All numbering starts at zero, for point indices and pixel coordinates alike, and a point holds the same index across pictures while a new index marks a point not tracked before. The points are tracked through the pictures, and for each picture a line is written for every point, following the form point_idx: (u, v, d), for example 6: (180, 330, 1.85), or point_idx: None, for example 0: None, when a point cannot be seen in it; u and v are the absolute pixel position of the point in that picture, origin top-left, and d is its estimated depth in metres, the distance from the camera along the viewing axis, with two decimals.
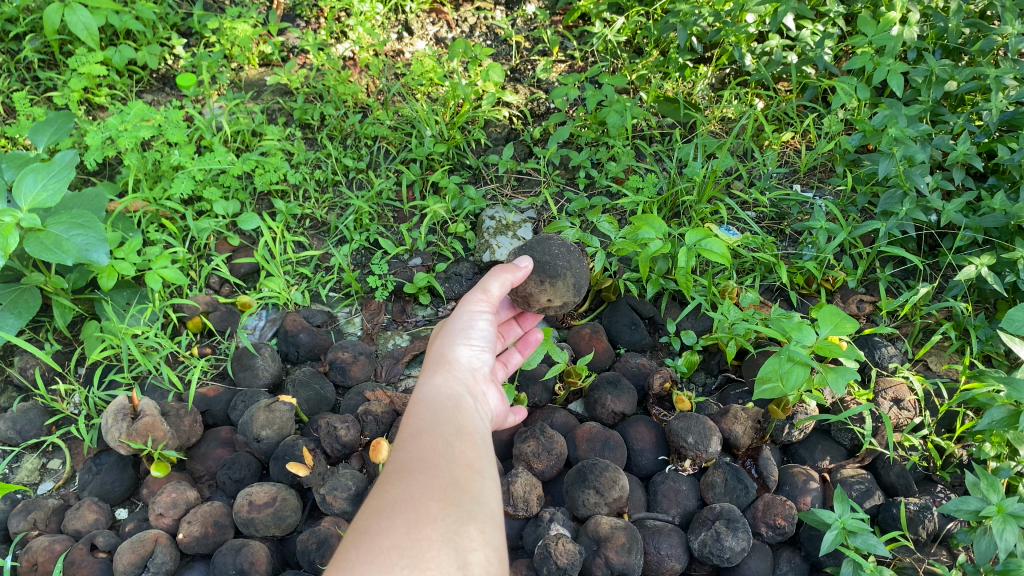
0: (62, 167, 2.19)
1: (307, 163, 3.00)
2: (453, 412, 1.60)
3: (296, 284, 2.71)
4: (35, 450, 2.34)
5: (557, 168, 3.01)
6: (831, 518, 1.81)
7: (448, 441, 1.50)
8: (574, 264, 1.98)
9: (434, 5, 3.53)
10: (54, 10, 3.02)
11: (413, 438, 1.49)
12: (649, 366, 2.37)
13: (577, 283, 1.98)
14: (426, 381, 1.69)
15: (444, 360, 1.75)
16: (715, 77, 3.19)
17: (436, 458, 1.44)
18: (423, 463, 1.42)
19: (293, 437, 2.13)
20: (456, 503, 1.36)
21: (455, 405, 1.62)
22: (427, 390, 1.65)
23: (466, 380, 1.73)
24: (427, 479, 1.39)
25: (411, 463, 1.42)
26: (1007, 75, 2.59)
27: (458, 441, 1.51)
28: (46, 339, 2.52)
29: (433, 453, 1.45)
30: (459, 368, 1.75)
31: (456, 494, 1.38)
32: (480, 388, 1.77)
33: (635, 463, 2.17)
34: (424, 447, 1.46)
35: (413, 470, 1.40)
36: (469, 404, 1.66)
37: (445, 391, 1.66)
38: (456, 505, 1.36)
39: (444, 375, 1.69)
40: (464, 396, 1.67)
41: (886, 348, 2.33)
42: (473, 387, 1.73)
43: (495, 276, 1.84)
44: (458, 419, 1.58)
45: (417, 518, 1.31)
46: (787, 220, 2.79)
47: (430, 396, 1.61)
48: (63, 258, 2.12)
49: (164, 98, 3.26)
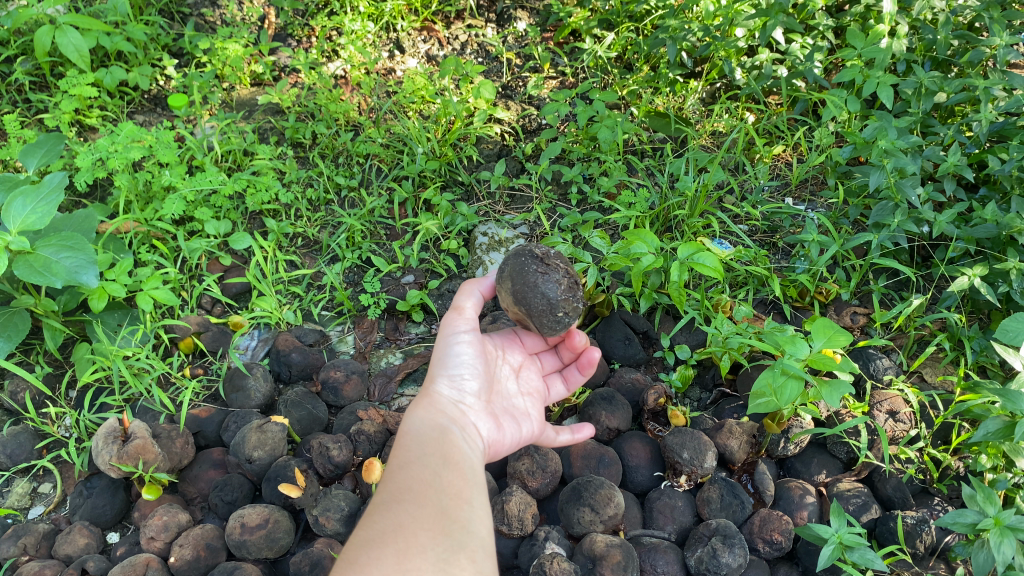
0: (51, 189, 2.19)
1: (298, 181, 3.00)
2: (440, 442, 1.59)
3: (288, 303, 2.70)
4: (25, 474, 2.31)
5: (549, 184, 3.01)
6: (828, 533, 1.79)
7: (435, 472, 1.49)
8: (511, 269, 1.88)
9: (425, 23, 3.55)
10: (45, 33, 3.02)
11: (402, 469, 1.48)
12: (643, 381, 2.35)
13: (511, 289, 1.87)
14: (409, 415, 1.67)
15: (427, 391, 1.73)
16: (706, 92, 3.20)
17: (424, 488, 1.44)
18: (411, 492, 1.42)
19: (285, 458, 2.11)
20: (447, 533, 1.37)
21: (442, 435, 1.61)
22: (411, 422, 1.63)
23: (447, 408, 1.70)
24: (416, 509, 1.39)
25: (399, 493, 1.42)
26: (996, 86, 2.60)
27: (445, 470, 1.51)
28: (37, 362, 2.50)
29: (421, 483, 1.45)
30: (442, 399, 1.72)
31: (446, 523, 1.38)
32: (466, 419, 1.72)
33: (630, 480, 2.15)
34: (412, 477, 1.46)
35: (401, 500, 1.41)
36: (455, 435, 1.63)
37: (427, 421, 1.63)
38: (446, 535, 1.36)
39: (426, 406, 1.67)
40: (447, 427, 1.64)
41: (881, 360, 2.31)
42: (458, 417, 1.70)
43: (460, 292, 1.89)
44: (444, 450, 1.57)
45: (407, 547, 1.31)
46: (780, 232, 2.77)
47: (416, 429, 1.60)
48: (52, 281, 2.11)
49: (156, 118, 3.27)
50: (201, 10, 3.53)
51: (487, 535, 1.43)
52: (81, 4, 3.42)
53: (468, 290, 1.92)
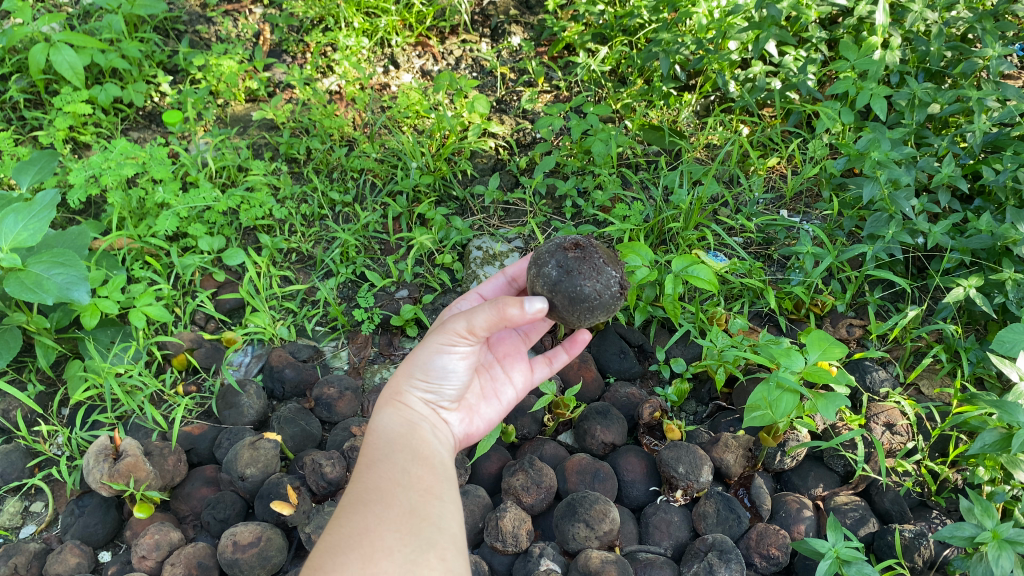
0: (43, 207, 2.18)
1: (293, 197, 3.00)
2: (407, 439, 1.61)
3: (282, 319, 2.69)
4: (16, 493, 2.29)
5: (543, 199, 3.01)
6: (824, 548, 1.77)
7: (404, 469, 1.51)
8: (598, 310, 1.86)
9: (420, 38, 3.56)
10: (39, 50, 3.02)
11: (369, 469, 1.49)
12: (639, 395, 2.34)
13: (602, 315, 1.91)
14: (380, 413, 1.66)
15: (398, 391, 1.70)
16: (700, 105, 3.20)
17: (392, 486, 1.45)
18: (379, 492, 1.43)
19: (278, 475, 2.10)
20: (416, 532, 1.37)
21: (409, 431, 1.63)
22: (381, 420, 1.64)
23: (423, 414, 1.71)
24: (384, 510, 1.39)
25: (367, 494, 1.42)
26: (990, 97, 2.60)
27: (414, 467, 1.52)
28: (29, 379, 2.49)
29: (389, 482, 1.46)
30: (415, 400, 1.71)
31: (415, 522, 1.39)
32: (439, 416, 1.76)
33: (626, 495, 2.13)
34: (381, 476, 1.47)
35: (368, 501, 1.41)
36: (424, 429, 1.67)
37: (400, 424, 1.63)
38: (415, 535, 1.36)
39: (395, 407, 1.66)
40: (418, 423, 1.67)
41: (877, 372, 2.30)
42: (430, 418, 1.72)
43: (481, 318, 1.65)
44: (412, 447, 1.59)
45: (374, 551, 1.31)
46: (775, 245, 2.77)
47: (384, 427, 1.62)
48: (43, 298, 2.10)
49: (150, 135, 3.27)
50: (196, 27, 3.56)
51: (457, 531, 1.44)
52: (77, 22, 3.43)
53: (495, 310, 1.64)
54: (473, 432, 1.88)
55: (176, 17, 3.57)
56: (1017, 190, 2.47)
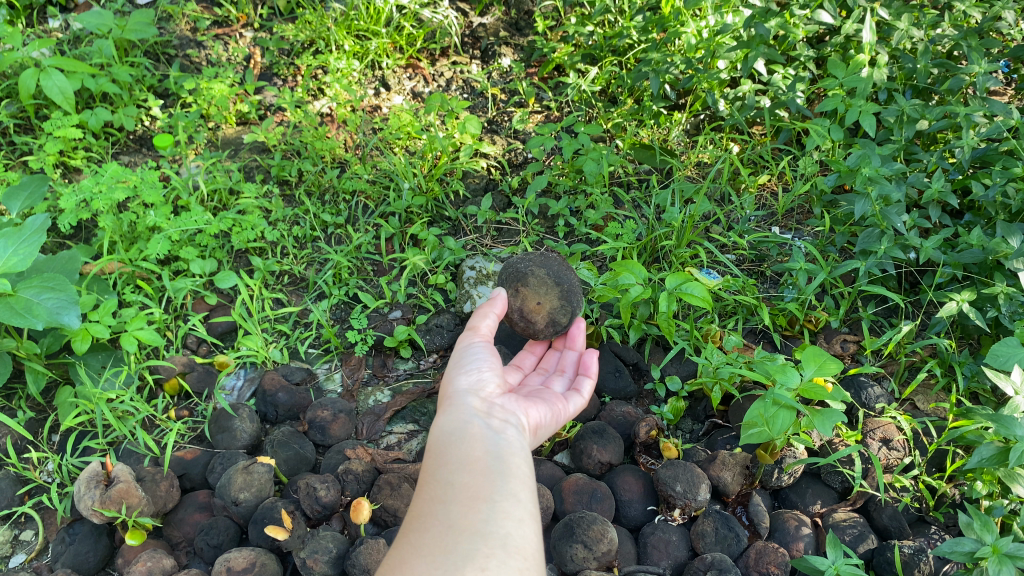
0: (34, 231, 2.17)
1: (284, 220, 3.00)
2: (459, 445, 1.58)
3: (275, 341, 2.68)
4: (5, 521, 2.25)
5: (536, 218, 3.01)
6: (823, 565, 1.78)
7: (449, 481, 1.48)
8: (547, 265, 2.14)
9: (410, 60, 3.58)
10: (30, 76, 3.01)
11: (419, 495, 1.48)
12: (635, 414, 2.33)
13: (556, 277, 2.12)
14: (438, 423, 1.70)
15: (449, 399, 1.76)
16: (690, 123, 3.23)
17: (433, 507, 1.42)
18: (419, 519, 1.41)
19: (272, 500, 2.07)
20: (450, 549, 1.32)
21: (462, 437, 1.61)
22: (435, 435, 1.65)
23: (473, 402, 1.73)
24: (421, 536, 1.37)
25: (410, 524, 1.41)
26: (977, 113, 2.63)
27: (459, 477, 1.49)
28: (19, 406, 2.46)
29: (431, 504, 1.44)
30: (463, 398, 1.75)
31: (450, 539, 1.34)
32: (491, 409, 1.74)
33: (624, 514, 2.12)
34: (425, 502, 1.45)
35: (410, 531, 1.39)
36: (479, 429, 1.64)
37: (455, 424, 1.65)
38: (447, 552, 1.31)
39: (447, 415, 1.70)
40: (471, 424, 1.65)
41: (872, 388, 2.30)
42: (483, 410, 1.72)
43: (477, 314, 1.96)
44: (460, 450, 1.56)
45: None
46: (767, 261, 2.78)
47: (436, 441, 1.62)
48: (33, 323, 2.08)
49: (141, 158, 3.26)
50: (186, 51, 3.56)
51: (506, 531, 1.37)
52: (67, 47, 3.43)
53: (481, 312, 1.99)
54: (534, 420, 1.84)
55: (167, 41, 3.57)
56: (1006, 205, 2.49)
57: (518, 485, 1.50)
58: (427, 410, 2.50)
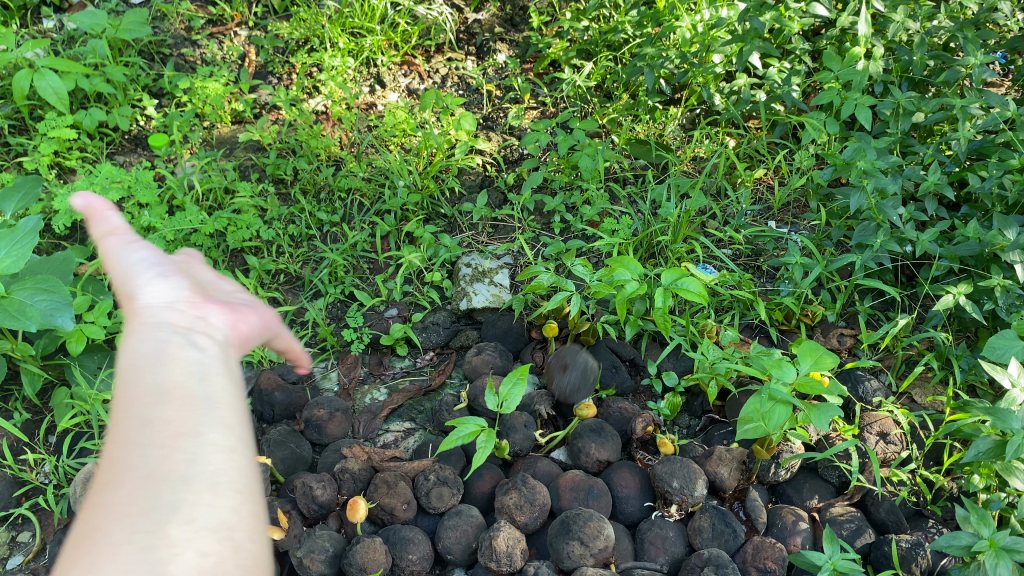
0: (27, 233, 2.16)
1: (280, 218, 2.99)
2: (159, 365, 1.06)
3: (270, 340, 2.67)
4: (3, 523, 2.25)
5: (532, 214, 3.01)
6: (820, 560, 1.78)
7: (146, 415, 0.99)
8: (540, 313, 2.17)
9: (405, 57, 3.57)
10: (23, 76, 3.01)
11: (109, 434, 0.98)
12: (632, 409, 2.31)
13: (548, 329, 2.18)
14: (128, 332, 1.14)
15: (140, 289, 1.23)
16: (686, 118, 3.22)
17: (127, 452, 0.94)
18: (107, 472, 0.93)
19: (269, 498, 2.07)
20: (145, 512, 0.88)
21: (163, 357, 1.07)
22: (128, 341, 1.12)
23: (177, 304, 1.19)
24: (108, 499, 0.90)
25: (97, 481, 0.93)
26: (973, 105, 2.61)
27: (157, 410, 0.99)
28: (15, 408, 2.46)
29: (125, 447, 0.95)
30: (150, 289, 1.22)
31: (151, 494, 0.90)
32: (213, 306, 1.24)
33: (620, 511, 2.11)
34: (115, 445, 0.96)
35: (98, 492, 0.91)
36: (134, 336, 1.11)
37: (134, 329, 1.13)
38: (141, 507, 0.89)
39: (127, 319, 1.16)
40: (157, 328, 1.13)
41: (869, 382, 2.29)
42: (195, 304, 1.22)
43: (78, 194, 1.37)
44: (137, 375, 1.04)
45: (82, 551, 0.85)
46: (764, 256, 2.77)
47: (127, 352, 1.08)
48: (27, 325, 2.08)
49: (136, 158, 3.25)
50: (181, 50, 3.54)
51: (214, 471, 0.96)
52: (61, 47, 3.42)
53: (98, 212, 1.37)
54: (251, 334, 1.27)
55: (161, 40, 3.56)
56: (1003, 197, 2.48)
57: (231, 417, 1.04)
58: (423, 408, 2.50)
